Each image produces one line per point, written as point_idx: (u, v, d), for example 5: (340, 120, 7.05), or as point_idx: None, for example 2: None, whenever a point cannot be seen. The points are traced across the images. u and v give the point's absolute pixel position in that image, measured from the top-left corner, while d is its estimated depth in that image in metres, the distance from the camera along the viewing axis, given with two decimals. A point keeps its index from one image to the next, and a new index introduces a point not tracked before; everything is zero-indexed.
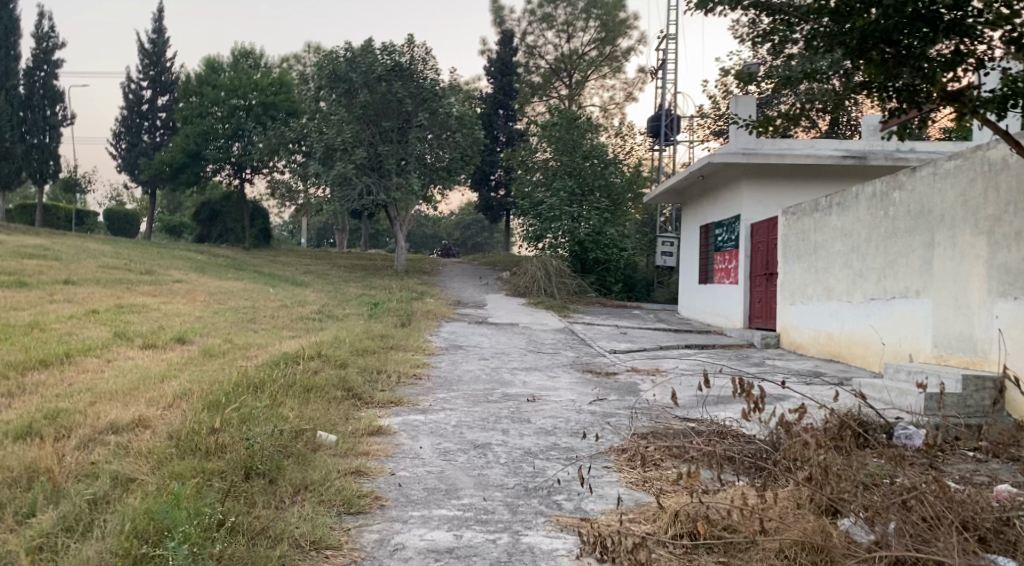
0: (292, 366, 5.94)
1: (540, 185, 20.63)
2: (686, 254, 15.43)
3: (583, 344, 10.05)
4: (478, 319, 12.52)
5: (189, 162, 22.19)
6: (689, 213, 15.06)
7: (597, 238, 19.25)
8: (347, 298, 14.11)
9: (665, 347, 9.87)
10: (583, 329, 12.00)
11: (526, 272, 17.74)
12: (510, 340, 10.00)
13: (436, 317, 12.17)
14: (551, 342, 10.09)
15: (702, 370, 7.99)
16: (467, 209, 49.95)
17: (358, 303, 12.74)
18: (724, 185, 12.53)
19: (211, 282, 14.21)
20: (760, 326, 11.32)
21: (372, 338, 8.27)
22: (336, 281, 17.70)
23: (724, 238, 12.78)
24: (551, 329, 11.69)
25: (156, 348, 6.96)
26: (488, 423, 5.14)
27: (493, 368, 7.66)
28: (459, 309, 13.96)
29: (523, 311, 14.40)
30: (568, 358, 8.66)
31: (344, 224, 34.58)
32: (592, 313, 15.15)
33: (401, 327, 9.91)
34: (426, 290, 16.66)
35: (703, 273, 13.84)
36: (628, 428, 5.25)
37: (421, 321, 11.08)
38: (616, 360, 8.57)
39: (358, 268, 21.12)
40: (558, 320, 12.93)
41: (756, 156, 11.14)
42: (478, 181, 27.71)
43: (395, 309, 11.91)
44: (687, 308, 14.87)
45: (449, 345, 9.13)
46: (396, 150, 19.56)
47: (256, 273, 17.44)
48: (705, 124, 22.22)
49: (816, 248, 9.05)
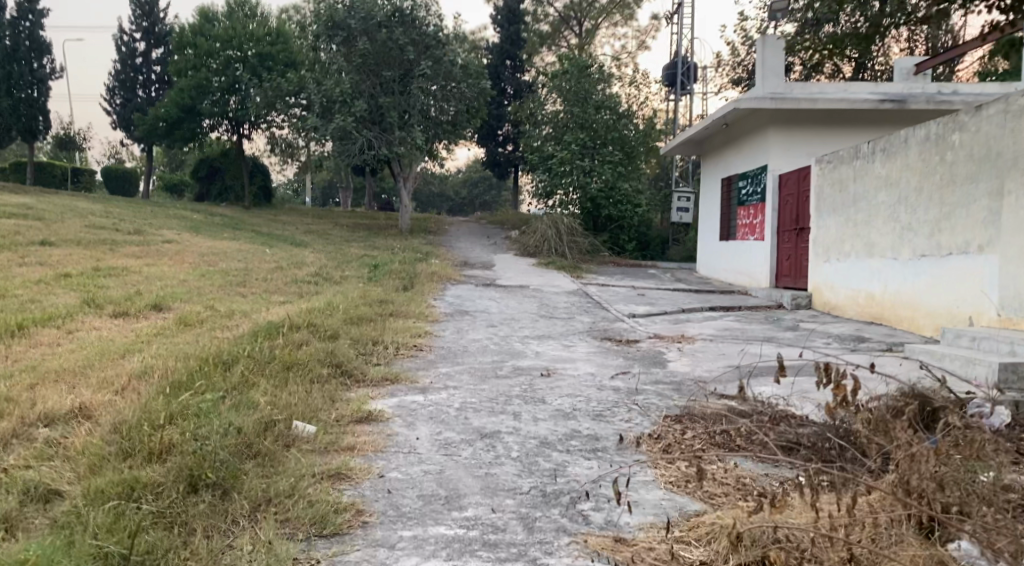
0: (274, 338, 5.23)
1: (549, 138, 19.75)
2: (705, 209, 14.64)
3: (598, 307, 9.33)
4: (487, 281, 11.80)
5: (183, 118, 21.39)
6: (710, 166, 14.25)
7: (610, 193, 18.42)
8: (348, 258, 13.41)
9: (687, 311, 9.14)
10: (597, 290, 11.27)
11: (535, 230, 16.96)
12: (520, 304, 9.29)
13: (441, 279, 11.46)
14: (564, 306, 9.37)
15: (732, 336, 7.26)
16: (474, 166, 49.05)
17: (360, 264, 12.03)
18: (749, 132, 11.73)
19: (205, 242, 13.49)
20: (788, 285, 10.57)
21: (370, 304, 7.57)
22: (338, 241, 16.99)
23: (748, 191, 11.99)
24: (563, 291, 10.95)
25: (127, 317, 6.25)
26: (496, 405, 4.42)
27: (502, 337, 6.95)
28: (466, 270, 13.23)
29: (533, 271, 13.68)
30: (582, 324, 7.94)
31: (349, 181, 33.81)
32: (605, 273, 14.41)
33: (403, 290, 9.20)
34: (431, 250, 15.94)
35: (725, 229, 13.07)
36: (659, 410, 4.53)
37: (424, 283, 10.36)
38: (636, 326, 7.85)
39: (362, 227, 20.40)
40: (570, 281, 12.20)
41: (786, 100, 10.33)
42: (485, 136, 26.84)
43: (398, 270, 11.20)
44: (707, 266, 14.14)
45: (454, 310, 8.42)
46: (398, 102, 18.68)
47: (255, 232, 16.76)
48: (723, 72, 21.22)
49: (855, 200, 8.24)
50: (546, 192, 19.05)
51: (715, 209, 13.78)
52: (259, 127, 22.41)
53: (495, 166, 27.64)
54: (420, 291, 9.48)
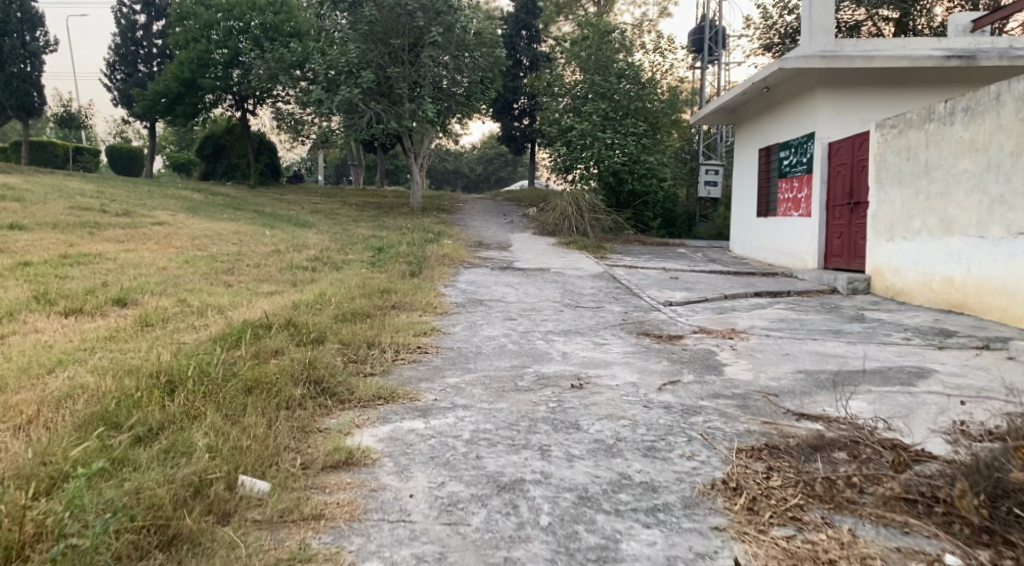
0: (240, 346, 4.22)
1: (568, 110, 18.65)
2: (739, 183, 13.56)
3: (629, 294, 8.31)
4: (504, 264, 10.80)
5: (184, 93, 20.39)
6: (744, 135, 13.20)
7: (633, 166, 17.27)
8: (353, 240, 12.45)
9: (730, 299, 8.09)
10: (626, 273, 10.23)
11: (555, 208, 15.90)
12: (542, 291, 8.28)
13: (454, 263, 10.48)
14: (590, 293, 8.34)
15: (791, 330, 6.22)
16: (489, 142, 47.93)
17: (365, 247, 11.04)
18: (792, 97, 10.72)
19: (200, 224, 12.56)
20: (839, 266, 9.50)
21: (366, 294, 6.56)
22: (346, 221, 16.03)
23: (791, 161, 10.94)
24: (588, 275, 9.92)
25: (80, 316, 5.28)
26: (517, 435, 3.41)
27: (522, 333, 5.95)
28: (481, 252, 12.23)
29: (553, 252, 12.65)
30: (613, 316, 6.92)
31: (360, 159, 32.85)
32: (631, 253, 13.36)
33: (408, 277, 8.20)
34: (444, 230, 14.95)
35: (763, 204, 12.04)
36: (727, 439, 3.51)
37: (432, 268, 9.36)
38: (676, 318, 6.82)
39: (372, 205, 19.47)
40: (594, 263, 11.17)
41: (839, 58, 9.31)
42: (500, 110, 25.76)
43: (404, 253, 10.19)
44: (741, 244, 13.14)
45: (467, 300, 7.43)
46: (407, 72, 17.50)
47: (257, 212, 15.85)
48: (753, 37, 20.02)
49: (927, 168, 7.18)
50: (565, 166, 17.96)
51: (751, 183, 12.73)
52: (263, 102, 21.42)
53: (511, 141, 26.56)
54: (429, 278, 8.48)
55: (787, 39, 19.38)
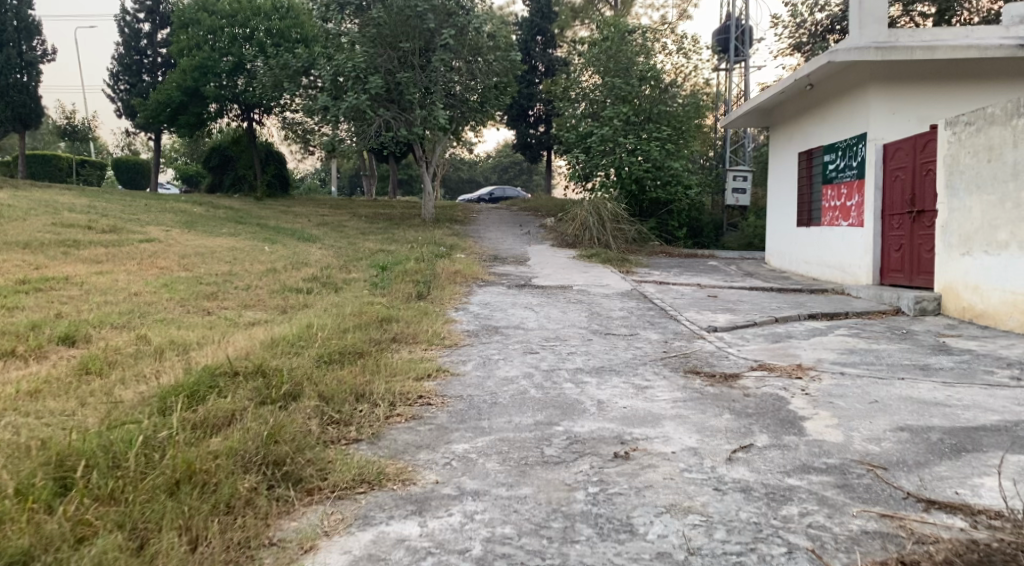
0: (182, 412, 3.29)
1: (587, 115, 17.71)
2: (777, 189, 12.53)
3: (665, 318, 7.31)
4: (521, 281, 9.84)
5: (186, 103, 19.57)
6: (781, 138, 12.21)
7: (657, 173, 16.25)
8: (359, 256, 11.56)
9: (780, 324, 7.09)
10: (657, 292, 9.23)
11: (574, 217, 14.92)
12: (565, 315, 7.31)
13: (466, 281, 9.52)
14: (620, 316, 7.36)
15: (867, 366, 5.22)
16: (503, 151, 47.05)
17: (370, 264, 10.13)
18: (837, 94, 9.74)
19: (195, 240, 11.68)
20: (900, 281, 8.47)
21: (361, 323, 5.61)
22: (353, 234, 15.17)
23: (838, 166, 9.94)
24: (615, 294, 8.94)
25: (9, 362, 4.35)
26: (549, 549, 2.58)
27: (547, 372, 4.99)
28: (496, 267, 11.27)
29: (575, 266, 11.68)
30: (651, 347, 5.93)
31: (372, 168, 32.04)
32: (658, 267, 12.36)
33: (413, 300, 7.24)
34: (457, 243, 14.03)
35: (806, 212, 11.05)
36: (838, 550, 2.62)
37: (442, 288, 8.42)
38: (724, 350, 5.84)
39: (382, 217, 18.61)
40: (620, 279, 10.19)
41: (893, 49, 8.34)
42: (515, 117, 24.87)
43: (413, 271, 9.26)
44: (779, 256, 12.14)
45: (482, 327, 6.49)
46: (417, 77, 16.60)
47: (260, 226, 15.00)
48: (782, 36, 18.98)
49: (1015, 172, 6.30)
50: (584, 172, 16.91)
51: (791, 189, 11.73)
52: (269, 111, 20.60)
53: (526, 148, 25.62)
54: (439, 302, 7.53)
55: (817, 39, 18.39)
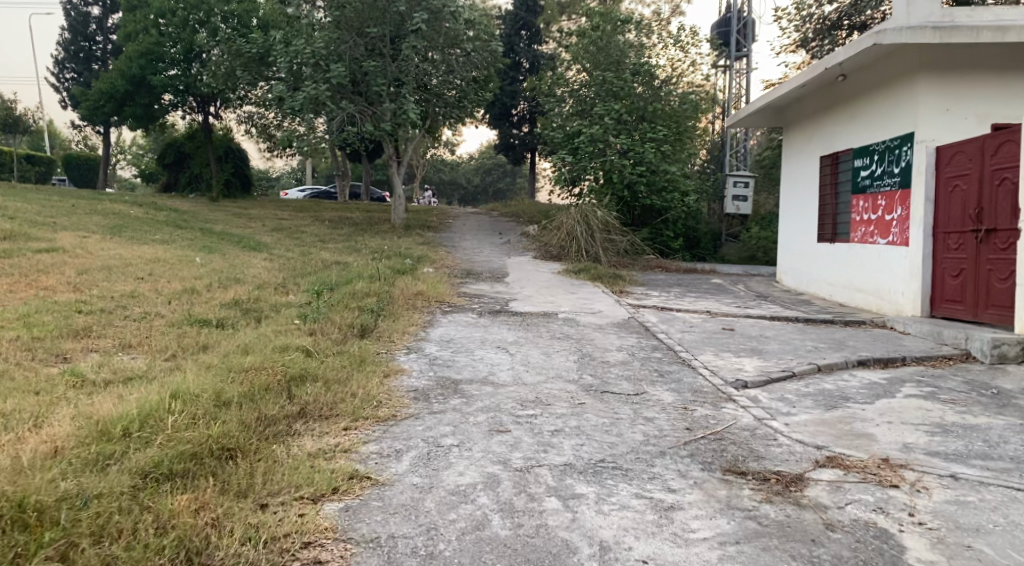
0: None
1: (573, 114, 16.08)
2: (793, 197, 10.94)
3: (678, 366, 5.67)
4: (496, 305, 8.19)
5: (133, 93, 17.72)
6: (798, 139, 10.70)
7: (651, 178, 14.63)
8: (307, 271, 9.90)
9: (827, 377, 5.50)
10: (660, 321, 7.63)
11: (560, 226, 13.33)
12: (550, 359, 5.68)
13: (429, 306, 7.88)
14: (619, 361, 5.74)
15: (984, 461, 3.64)
16: (486, 152, 45.51)
17: (313, 283, 8.45)
18: (873, 86, 8.26)
19: (113, 248, 9.93)
20: (960, 316, 6.94)
21: (250, 386, 3.94)
22: (311, 242, 13.53)
23: (875, 173, 8.37)
24: (609, 326, 7.31)
25: None
26: None
27: (520, 472, 3.37)
28: (468, 285, 9.62)
29: (560, 285, 10.04)
30: (665, 419, 4.31)
31: (346, 168, 30.35)
32: (655, 286, 10.77)
33: (348, 340, 5.57)
34: (427, 254, 12.42)
35: (831, 225, 9.53)
36: None
37: (396, 317, 6.77)
38: (768, 428, 4.22)
39: (347, 222, 16.90)
40: (615, 303, 8.58)
41: (957, 30, 6.84)
42: (497, 116, 23.32)
43: (359, 291, 7.59)
44: (796, 275, 10.62)
45: (436, 381, 4.85)
46: (385, 67, 14.88)
47: (203, 231, 13.33)
48: (788, 30, 17.43)
49: None
50: (570, 178, 15.20)
51: (812, 198, 10.15)
52: (228, 105, 18.85)
53: (508, 149, 24.17)
54: (387, 342, 5.87)
55: (823, 36, 16.93)
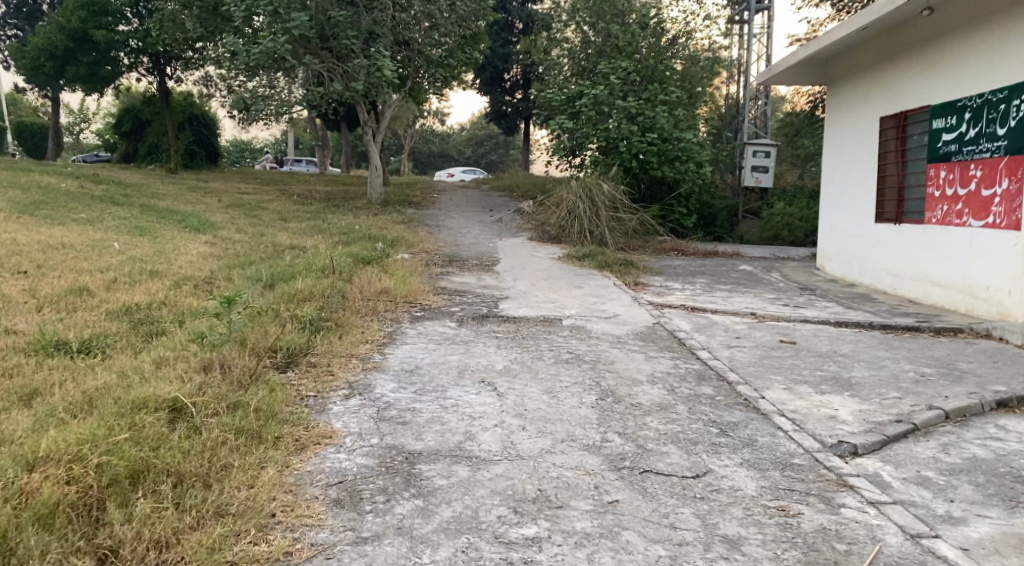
0: None
1: (572, 75, 14.18)
2: (842, 166, 9.10)
3: (745, 415, 3.89)
4: (482, 306, 6.39)
5: (75, 51, 15.74)
6: (848, 97, 8.90)
7: (663, 145, 12.75)
8: (250, 260, 8.07)
9: (966, 430, 3.74)
10: (695, 331, 5.82)
11: (558, 203, 11.52)
12: (554, 405, 3.87)
13: (394, 309, 6.04)
14: (656, 407, 3.95)
15: None
16: (478, 122, 43.49)
17: (249, 280, 6.63)
18: (969, 21, 6.50)
19: (10, 230, 8.10)
20: None
21: (21, 505, 2.46)
22: (269, 221, 11.68)
23: (962, 136, 6.60)
24: (631, 338, 5.50)
25: None
26: None
27: None
28: (448, 278, 7.81)
29: (562, 276, 8.22)
30: (760, 543, 2.63)
31: (327, 139, 28.40)
32: (675, 275, 8.97)
33: (255, 378, 3.83)
34: (405, 236, 10.63)
35: (896, 202, 7.77)
36: None
37: (341, 332, 4.97)
38: (937, 560, 2.59)
39: (318, 197, 15.02)
40: (632, 302, 6.77)
41: None
42: (489, 81, 21.42)
43: (300, 295, 5.77)
44: (845, 261, 8.85)
45: (379, 461, 3.05)
46: (356, 17, 12.91)
47: (144, 207, 11.49)
48: None
49: None
50: (570, 146, 13.24)
51: (869, 167, 8.33)
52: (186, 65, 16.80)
53: (501, 117, 22.38)
54: (320, 379, 4.09)
55: None
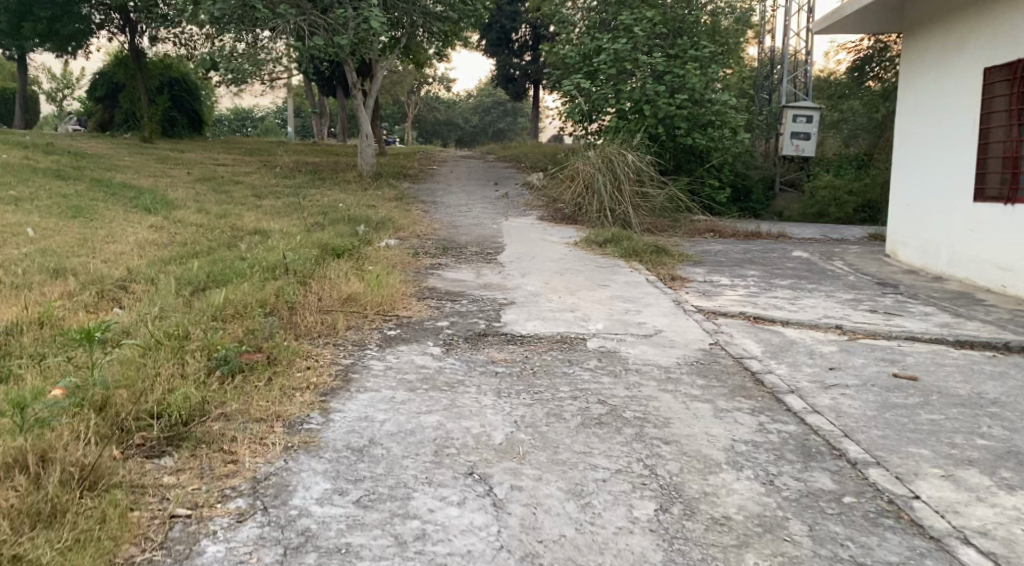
0: None
1: (588, 29, 12.44)
2: (923, 129, 7.44)
3: (905, 544, 2.40)
4: (482, 316, 4.86)
5: (31, 4, 14.12)
6: (936, 44, 7.20)
7: (694, 109, 11.06)
8: (196, 249, 6.54)
9: None
10: (770, 359, 4.25)
11: (573, 177, 9.92)
12: (588, 530, 2.37)
13: (358, 326, 4.49)
14: (757, 530, 2.43)
15: None
16: (485, 89, 41.67)
17: (174, 282, 5.09)
18: None
19: None
20: None
21: None
22: (240, 198, 10.14)
23: None
24: (685, 374, 3.94)
25: None
26: None
27: None
28: (438, 273, 6.27)
29: (581, 269, 6.64)
30: None
31: (324, 107, 26.70)
32: (718, 266, 7.39)
33: (92, 484, 2.37)
34: (395, 215, 9.07)
35: (1004, 175, 6.18)
36: None
37: (268, 376, 3.45)
38: None
39: (302, 169, 13.46)
40: (674, 311, 5.22)
41: None
42: (495, 43, 19.72)
43: (227, 312, 4.25)
44: (926, 248, 7.26)
45: None
46: None
47: (94, 181, 9.96)
48: None
49: None
50: (588, 111, 11.52)
51: (965, 130, 6.69)
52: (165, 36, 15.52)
53: (509, 82, 20.66)
54: (210, 472, 2.59)
55: None
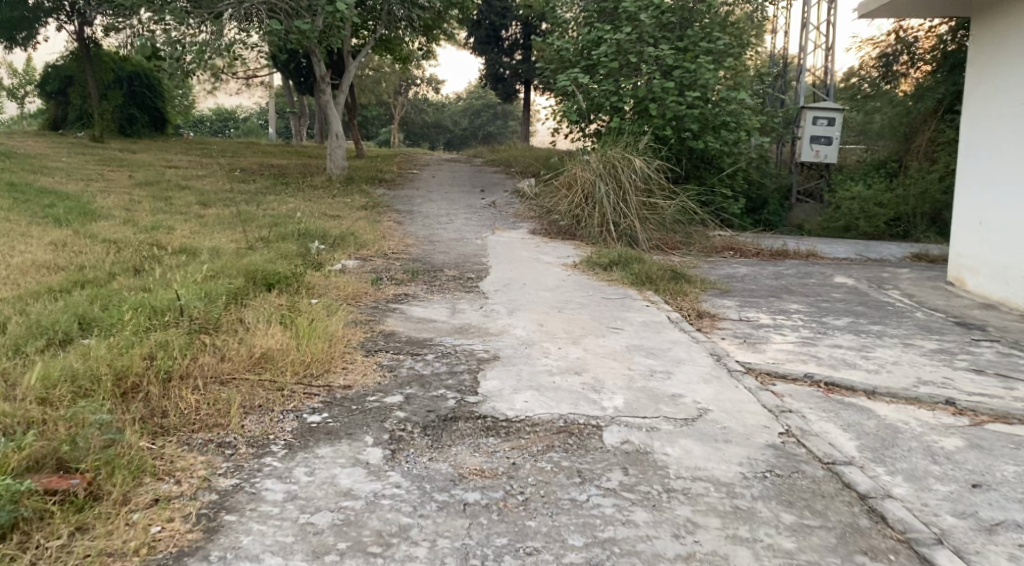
0: None
1: (586, 19, 11.02)
2: (1001, 130, 6.05)
3: None
4: (456, 384, 3.46)
5: None
6: (1020, 28, 5.81)
7: (707, 108, 9.68)
8: (90, 274, 5.07)
9: None
10: (877, 466, 2.85)
11: (571, 184, 8.53)
12: None
13: (263, 409, 3.05)
14: None
15: None
16: (474, 92, 40.25)
17: (21, 328, 3.65)
18: None
19: None
20: None
21: None
22: (181, 205, 8.70)
23: None
24: (760, 502, 2.55)
25: None
26: None
27: None
28: (402, 308, 4.87)
29: (585, 302, 5.25)
30: None
31: (303, 109, 25.22)
32: (751, 296, 6.01)
33: None
34: (358, 228, 7.65)
35: None
36: None
37: (68, 533, 2.17)
38: None
39: (265, 172, 12.00)
40: (718, 372, 3.83)
41: None
42: (484, 40, 18.32)
43: (55, 395, 2.82)
44: (1007, 276, 5.91)
45: None
46: None
47: (8, 186, 8.47)
48: None
49: None
50: (585, 110, 10.08)
51: None
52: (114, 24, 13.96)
53: (498, 82, 19.22)
54: None
55: None
